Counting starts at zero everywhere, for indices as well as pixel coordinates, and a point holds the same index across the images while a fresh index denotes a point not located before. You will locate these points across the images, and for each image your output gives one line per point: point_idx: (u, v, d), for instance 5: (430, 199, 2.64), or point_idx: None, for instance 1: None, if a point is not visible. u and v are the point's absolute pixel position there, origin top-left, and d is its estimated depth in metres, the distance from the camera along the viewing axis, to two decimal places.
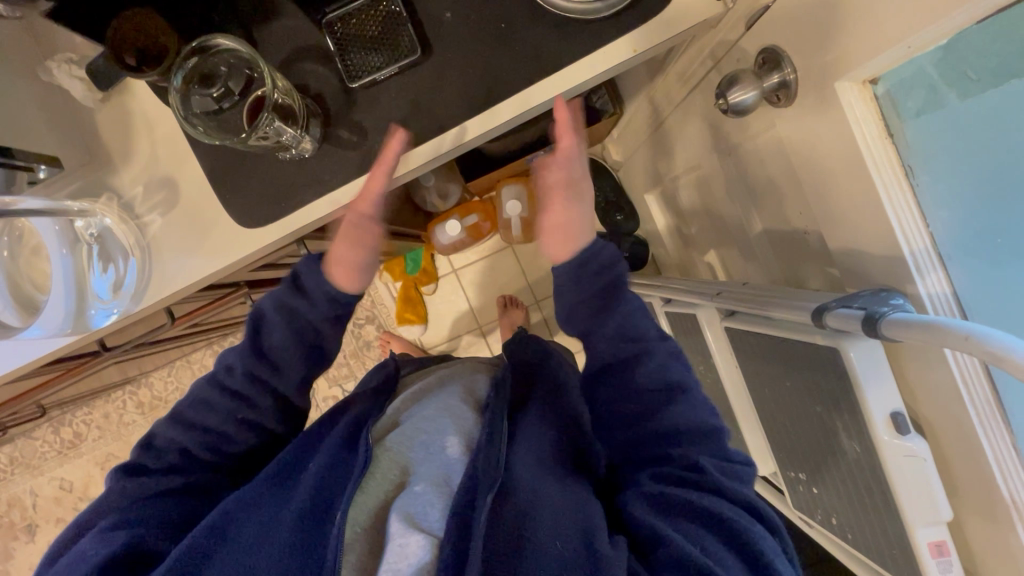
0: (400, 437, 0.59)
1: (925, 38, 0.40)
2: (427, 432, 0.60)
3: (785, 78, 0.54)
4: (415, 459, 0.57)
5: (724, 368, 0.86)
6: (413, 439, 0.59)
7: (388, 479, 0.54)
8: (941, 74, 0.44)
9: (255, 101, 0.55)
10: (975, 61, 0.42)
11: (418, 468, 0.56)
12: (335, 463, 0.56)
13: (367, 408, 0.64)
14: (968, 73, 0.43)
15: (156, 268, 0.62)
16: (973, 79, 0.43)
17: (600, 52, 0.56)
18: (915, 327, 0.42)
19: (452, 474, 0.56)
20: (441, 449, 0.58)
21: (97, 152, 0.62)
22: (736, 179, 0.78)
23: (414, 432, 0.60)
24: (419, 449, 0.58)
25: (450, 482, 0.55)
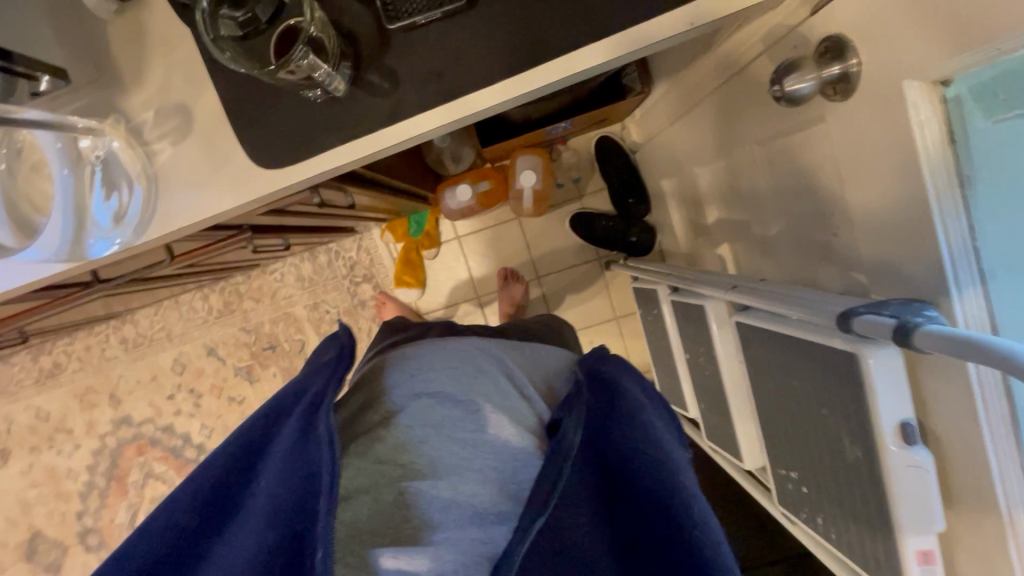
0: (434, 485, 0.53)
1: (1009, 43, 0.38)
2: (461, 477, 0.54)
3: (847, 70, 0.51)
4: (444, 512, 0.52)
5: (726, 362, 0.86)
6: (438, 463, 0.55)
7: (412, 516, 0.52)
8: (972, 94, 0.44)
9: (287, 32, 0.51)
10: (1008, 83, 0.42)
11: (443, 519, 0.52)
12: (293, 461, 0.52)
13: (322, 384, 0.58)
14: (998, 95, 0.43)
15: (163, 201, 0.59)
16: (1003, 100, 0.43)
17: (655, 21, 0.53)
18: (947, 341, 0.42)
19: (485, 514, 0.53)
20: (475, 489, 0.54)
21: (106, 69, 0.58)
22: (766, 174, 0.77)
23: (443, 453, 0.55)
24: (451, 493, 0.53)
25: (481, 512, 0.53)
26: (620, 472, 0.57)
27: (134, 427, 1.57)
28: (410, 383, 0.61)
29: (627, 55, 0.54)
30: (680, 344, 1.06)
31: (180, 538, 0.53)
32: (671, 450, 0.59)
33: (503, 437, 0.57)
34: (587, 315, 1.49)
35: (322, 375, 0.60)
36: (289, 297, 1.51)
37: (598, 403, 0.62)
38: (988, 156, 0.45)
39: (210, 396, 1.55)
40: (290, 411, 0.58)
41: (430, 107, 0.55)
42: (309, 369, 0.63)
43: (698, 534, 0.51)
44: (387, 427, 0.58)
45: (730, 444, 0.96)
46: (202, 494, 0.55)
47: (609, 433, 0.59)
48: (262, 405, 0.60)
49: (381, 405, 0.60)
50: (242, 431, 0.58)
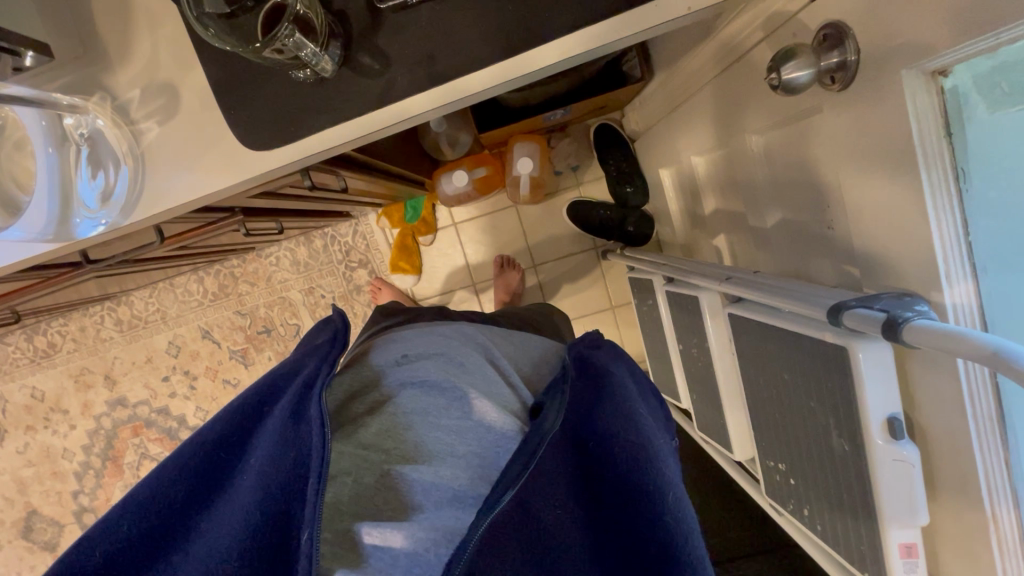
0: (416, 469, 0.53)
1: (1008, 32, 0.37)
2: (445, 462, 0.55)
3: (845, 59, 0.50)
4: (424, 496, 0.53)
5: (718, 354, 0.86)
6: (422, 447, 0.55)
7: (394, 497, 0.52)
8: (974, 83, 0.43)
9: (274, 9, 0.50)
10: (1013, 75, 0.41)
11: (425, 501, 0.52)
12: (282, 440, 0.52)
13: (317, 364, 0.58)
14: (1003, 85, 0.42)
15: (149, 181, 0.58)
16: (1007, 91, 0.42)
17: (652, 6, 0.51)
18: (937, 336, 0.41)
19: (464, 497, 0.54)
20: (457, 473, 0.54)
21: (91, 46, 0.57)
22: (763, 163, 0.76)
23: (429, 436, 0.56)
24: (433, 476, 0.53)
25: (462, 496, 0.54)
26: (600, 460, 0.56)
27: (131, 408, 1.57)
28: (398, 369, 0.61)
29: (623, 39, 0.53)
30: (673, 334, 1.06)
31: (164, 510, 0.52)
32: (655, 439, 0.57)
33: (491, 420, 0.57)
34: (583, 304, 1.49)
35: (314, 357, 0.60)
36: (285, 282, 1.50)
37: (584, 389, 0.61)
38: (987, 150, 0.44)
39: (205, 378, 1.55)
40: (285, 392, 0.58)
41: (421, 90, 0.54)
42: (301, 351, 0.64)
43: (670, 522, 0.50)
44: (375, 414, 0.57)
45: (721, 435, 0.96)
46: (189, 468, 0.54)
47: (593, 421, 0.58)
48: (252, 385, 0.60)
49: (370, 393, 0.60)
50: (231, 407, 0.58)
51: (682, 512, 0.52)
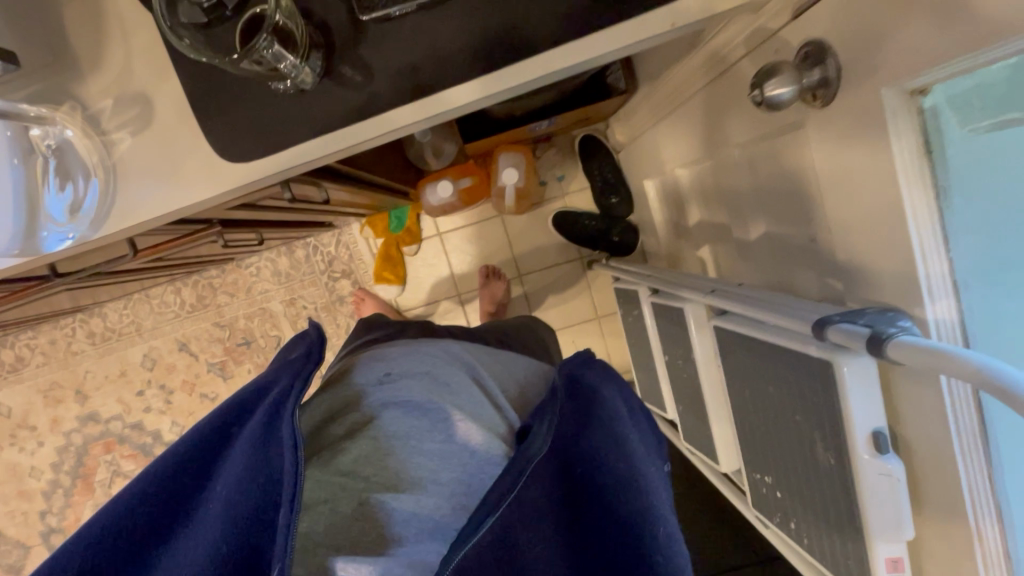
0: (396, 497, 0.52)
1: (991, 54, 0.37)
2: (425, 490, 0.53)
3: (827, 76, 0.51)
4: (403, 527, 0.51)
5: (704, 366, 0.86)
6: (401, 473, 0.53)
7: (373, 530, 0.51)
8: (949, 102, 0.44)
9: (251, 20, 0.49)
10: (982, 91, 0.43)
11: (404, 532, 0.51)
12: (252, 465, 0.50)
13: (288, 382, 0.56)
14: (973, 102, 0.44)
15: (120, 193, 0.56)
16: (978, 107, 0.44)
17: (638, 21, 0.51)
18: (924, 352, 0.41)
19: (445, 529, 0.52)
20: (437, 501, 0.53)
21: (61, 54, 0.55)
22: (747, 176, 0.76)
23: (408, 461, 0.54)
24: (412, 503, 0.52)
25: (441, 526, 0.52)
26: (587, 486, 0.56)
27: (104, 423, 1.52)
28: (380, 389, 0.59)
29: (607, 54, 0.53)
30: (659, 345, 1.06)
31: (126, 541, 0.50)
32: (643, 467, 0.58)
33: (473, 442, 0.56)
34: (569, 315, 1.48)
35: (286, 374, 0.57)
36: (265, 292, 1.47)
37: (572, 411, 0.60)
38: (964, 168, 0.45)
39: (182, 392, 1.51)
40: (256, 410, 0.56)
41: (404, 102, 0.53)
42: (275, 367, 0.61)
43: (658, 558, 0.50)
44: (354, 438, 0.55)
45: (707, 446, 0.96)
46: (155, 494, 0.52)
47: (580, 443, 0.57)
48: (223, 404, 0.58)
49: (349, 414, 0.58)
50: (201, 428, 0.56)
51: (671, 546, 0.51)
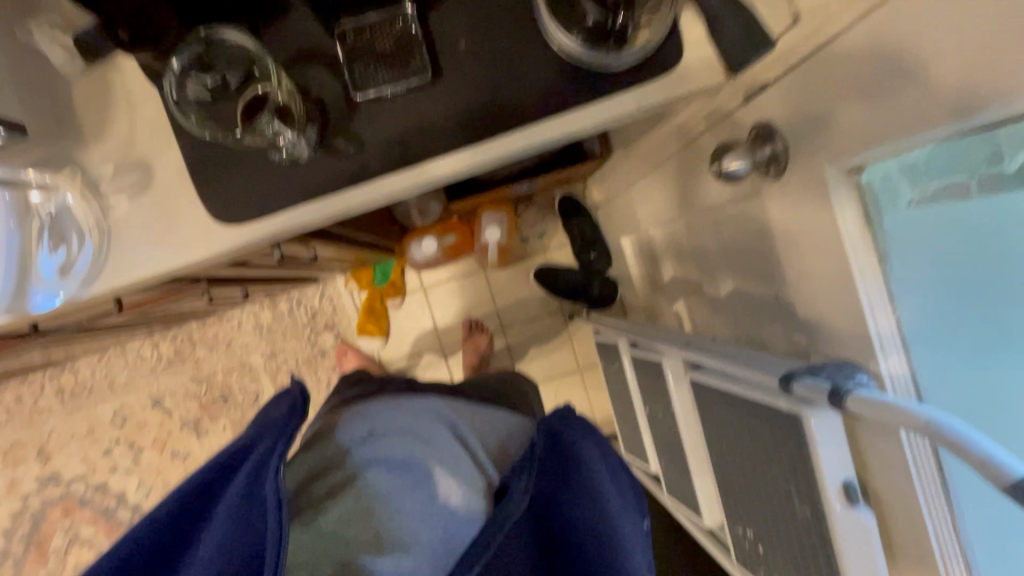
0: (379, 562, 0.51)
1: (921, 138, 0.42)
2: (407, 552, 0.53)
3: (776, 150, 0.56)
4: None
5: (685, 422, 0.86)
6: (384, 535, 0.53)
7: None
8: (899, 169, 0.48)
9: (254, 98, 0.56)
10: (931, 161, 0.46)
11: None
12: (235, 527, 0.50)
13: (271, 443, 0.55)
14: (922, 169, 0.47)
15: (114, 253, 0.58)
16: (926, 173, 0.47)
17: (610, 100, 0.56)
18: (876, 407, 0.45)
19: None
20: (418, 563, 0.53)
21: (66, 122, 0.58)
22: (715, 237, 0.82)
23: (391, 521, 0.54)
24: (394, 567, 0.52)
25: None
26: (562, 541, 0.58)
27: (65, 484, 1.44)
28: (363, 448, 0.60)
29: (582, 130, 0.57)
30: (640, 397, 1.08)
31: None
32: (623, 525, 0.58)
33: (455, 501, 0.56)
34: (550, 367, 1.50)
35: (268, 434, 0.57)
36: (245, 346, 1.46)
37: (552, 468, 0.60)
38: (908, 234, 0.49)
39: (152, 450, 1.46)
40: (238, 472, 0.56)
41: (394, 170, 0.57)
42: (258, 426, 0.61)
43: None
44: (337, 498, 0.55)
45: (690, 500, 0.96)
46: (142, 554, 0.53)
47: (559, 499, 0.59)
48: (205, 464, 0.57)
49: (333, 473, 0.58)
50: (186, 486, 0.56)
51: None
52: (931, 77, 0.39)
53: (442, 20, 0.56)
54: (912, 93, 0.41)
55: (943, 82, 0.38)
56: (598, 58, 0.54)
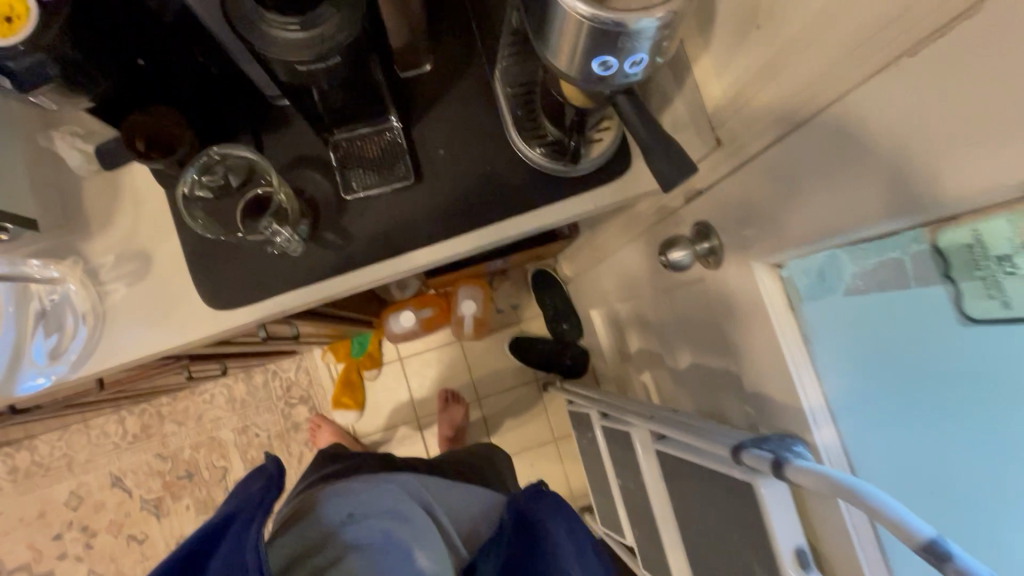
0: None
1: (857, 231, 0.41)
2: None
3: (714, 246, 0.61)
4: None
5: (654, 492, 0.89)
6: None
7: None
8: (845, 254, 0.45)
9: (252, 199, 0.61)
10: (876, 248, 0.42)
11: None
12: None
13: (249, 519, 0.56)
14: (868, 253, 0.43)
15: (106, 337, 0.61)
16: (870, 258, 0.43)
17: (569, 200, 0.64)
18: (816, 478, 0.49)
19: None
20: None
21: (73, 217, 0.63)
22: (672, 314, 0.89)
23: None
24: None
25: None
26: None
27: (8, 574, 1.38)
28: (342, 530, 0.61)
29: (547, 225, 0.65)
30: (612, 468, 1.10)
31: None
32: None
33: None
34: (526, 437, 1.51)
35: (243, 510, 0.57)
36: (216, 421, 1.44)
37: (521, 548, 0.62)
38: (843, 312, 0.49)
39: (107, 534, 1.39)
40: (217, 552, 0.55)
41: (378, 260, 0.63)
42: (233, 501, 0.61)
43: None
44: None
45: (664, 574, 0.96)
46: None
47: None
48: (181, 545, 0.57)
49: (314, 557, 0.59)
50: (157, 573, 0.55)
51: None
52: (849, 175, 0.39)
53: (423, 133, 0.65)
54: (846, 178, 0.40)
55: (881, 159, 0.36)
56: (561, 168, 0.62)
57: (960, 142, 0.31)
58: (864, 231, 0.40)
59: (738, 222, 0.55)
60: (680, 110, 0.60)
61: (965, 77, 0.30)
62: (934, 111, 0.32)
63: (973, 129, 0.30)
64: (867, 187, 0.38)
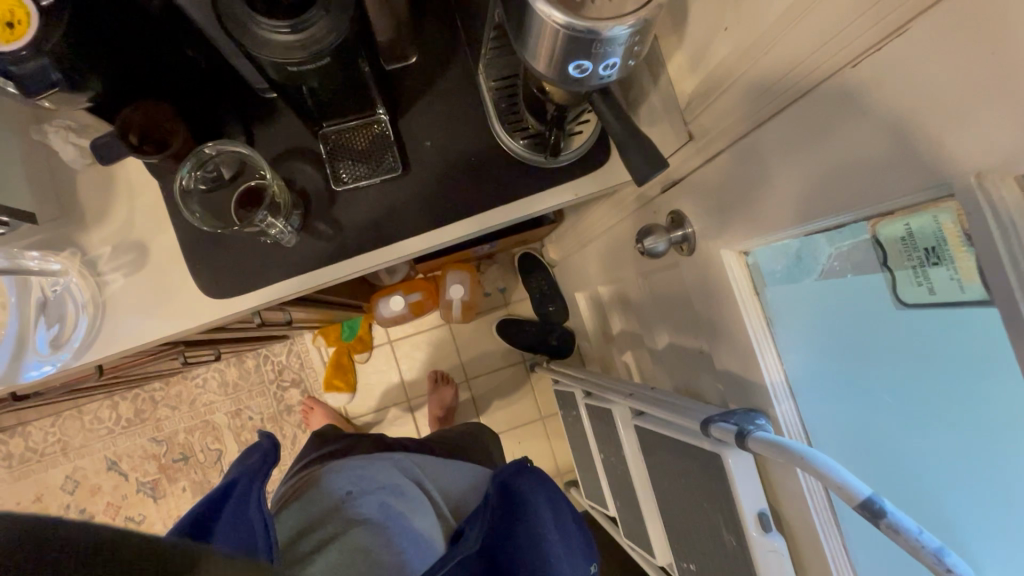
0: None
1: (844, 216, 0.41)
2: None
3: (687, 234, 0.65)
4: None
5: (633, 464, 0.95)
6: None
7: None
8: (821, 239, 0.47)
9: (246, 190, 0.64)
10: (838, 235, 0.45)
11: None
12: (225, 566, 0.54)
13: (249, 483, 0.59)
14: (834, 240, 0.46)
15: (107, 325, 0.63)
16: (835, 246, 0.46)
17: (550, 190, 0.67)
18: (771, 446, 0.54)
19: None
20: None
21: (69, 209, 0.65)
22: (650, 297, 0.93)
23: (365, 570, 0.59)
24: None
25: None
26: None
27: None
28: (342, 505, 0.66)
29: (529, 214, 0.68)
30: (595, 443, 1.16)
31: None
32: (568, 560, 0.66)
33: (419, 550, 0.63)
34: (513, 416, 1.56)
35: (243, 475, 0.61)
36: (209, 404, 1.47)
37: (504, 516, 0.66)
38: (807, 295, 0.53)
39: (104, 516, 1.42)
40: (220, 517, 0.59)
41: (368, 248, 0.66)
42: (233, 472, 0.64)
43: None
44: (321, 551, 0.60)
45: (644, 541, 1.02)
46: None
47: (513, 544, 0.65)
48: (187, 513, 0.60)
49: (316, 530, 0.63)
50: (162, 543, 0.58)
51: None
52: (837, 152, 0.39)
53: (410, 125, 0.67)
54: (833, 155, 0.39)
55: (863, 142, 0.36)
56: (540, 160, 0.65)
57: (963, 110, 0.30)
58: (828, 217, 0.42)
59: (709, 211, 0.59)
60: (656, 105, 0.64)
61: (967, 41, 0.28)
62: (931, 82, 0.31)
63: (930, 113, 0.31)
64: (833, 173, 0.40)
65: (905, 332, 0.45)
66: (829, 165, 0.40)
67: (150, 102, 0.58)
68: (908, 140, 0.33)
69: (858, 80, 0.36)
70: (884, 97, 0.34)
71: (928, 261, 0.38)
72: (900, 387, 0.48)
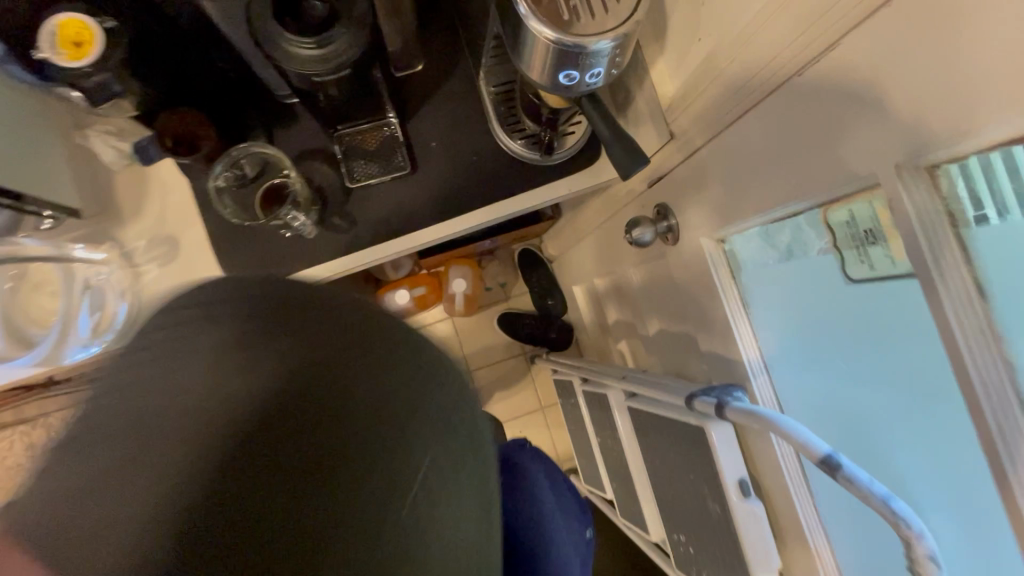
0: None
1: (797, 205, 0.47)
2: None
3: (671, 225, 0.70)
4: None
5: (626, 444, 1.01)
6: None
7: None
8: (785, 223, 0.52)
9: (268, 187, 0.70)
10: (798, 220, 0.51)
11: None
12: None
13: None
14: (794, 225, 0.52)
15: (143, 311, 0.70)
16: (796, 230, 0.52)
17: (546, 186, 0.73)
18: (744, 413, 0.59)
19: None
20: None
21: (107, 206, 0.71)
22: (641, 287, 0.99)
23: None
24: None
25: None
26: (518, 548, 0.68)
27: None
28: None
29: (528, 207, 0.74)
30: (592, 428, 1.22)
31: None
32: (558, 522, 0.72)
33: None
34: (514, 406, 1.62)
35: None
36: None
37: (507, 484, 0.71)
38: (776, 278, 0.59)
39: None
40: None
41: (380, 240, 0.72)
42: None
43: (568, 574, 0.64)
44: None
45: (638, 518, 1.08)
46: None
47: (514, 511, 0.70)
48: None
49: None
50: None
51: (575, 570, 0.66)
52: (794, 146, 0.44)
53: (417, 128, 0.73)
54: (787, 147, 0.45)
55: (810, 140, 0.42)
56: (537, 158, 0.70)
57: (901, 113, 0.34)
58: (786, 206, 0.47)
59: (688, 204, 0.65)
60: (641, 107, 0.70)
61: (896, 55, 0.33)
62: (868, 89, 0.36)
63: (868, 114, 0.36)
64: (788, 166, 0.45)
65: (852, 308, 0.50)
66: (786, 159, 0.45)
67: (179, 109, 0.65)
68: (850, 138, 0.38)
69: (807, 87, 0.41)
70: (823, 102, 0.40)
71: (868, 241, 0.44)
72: (849, 362, 0.53)
